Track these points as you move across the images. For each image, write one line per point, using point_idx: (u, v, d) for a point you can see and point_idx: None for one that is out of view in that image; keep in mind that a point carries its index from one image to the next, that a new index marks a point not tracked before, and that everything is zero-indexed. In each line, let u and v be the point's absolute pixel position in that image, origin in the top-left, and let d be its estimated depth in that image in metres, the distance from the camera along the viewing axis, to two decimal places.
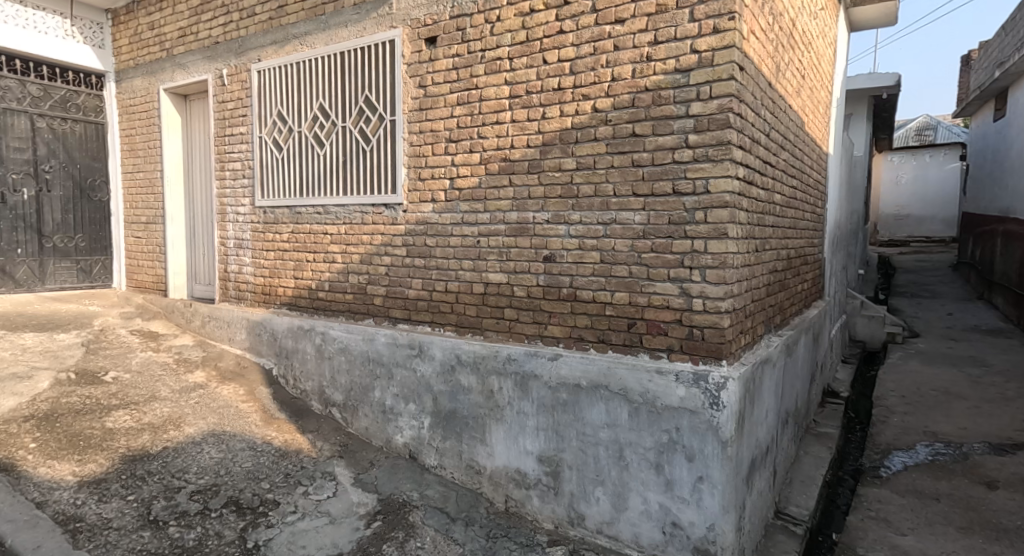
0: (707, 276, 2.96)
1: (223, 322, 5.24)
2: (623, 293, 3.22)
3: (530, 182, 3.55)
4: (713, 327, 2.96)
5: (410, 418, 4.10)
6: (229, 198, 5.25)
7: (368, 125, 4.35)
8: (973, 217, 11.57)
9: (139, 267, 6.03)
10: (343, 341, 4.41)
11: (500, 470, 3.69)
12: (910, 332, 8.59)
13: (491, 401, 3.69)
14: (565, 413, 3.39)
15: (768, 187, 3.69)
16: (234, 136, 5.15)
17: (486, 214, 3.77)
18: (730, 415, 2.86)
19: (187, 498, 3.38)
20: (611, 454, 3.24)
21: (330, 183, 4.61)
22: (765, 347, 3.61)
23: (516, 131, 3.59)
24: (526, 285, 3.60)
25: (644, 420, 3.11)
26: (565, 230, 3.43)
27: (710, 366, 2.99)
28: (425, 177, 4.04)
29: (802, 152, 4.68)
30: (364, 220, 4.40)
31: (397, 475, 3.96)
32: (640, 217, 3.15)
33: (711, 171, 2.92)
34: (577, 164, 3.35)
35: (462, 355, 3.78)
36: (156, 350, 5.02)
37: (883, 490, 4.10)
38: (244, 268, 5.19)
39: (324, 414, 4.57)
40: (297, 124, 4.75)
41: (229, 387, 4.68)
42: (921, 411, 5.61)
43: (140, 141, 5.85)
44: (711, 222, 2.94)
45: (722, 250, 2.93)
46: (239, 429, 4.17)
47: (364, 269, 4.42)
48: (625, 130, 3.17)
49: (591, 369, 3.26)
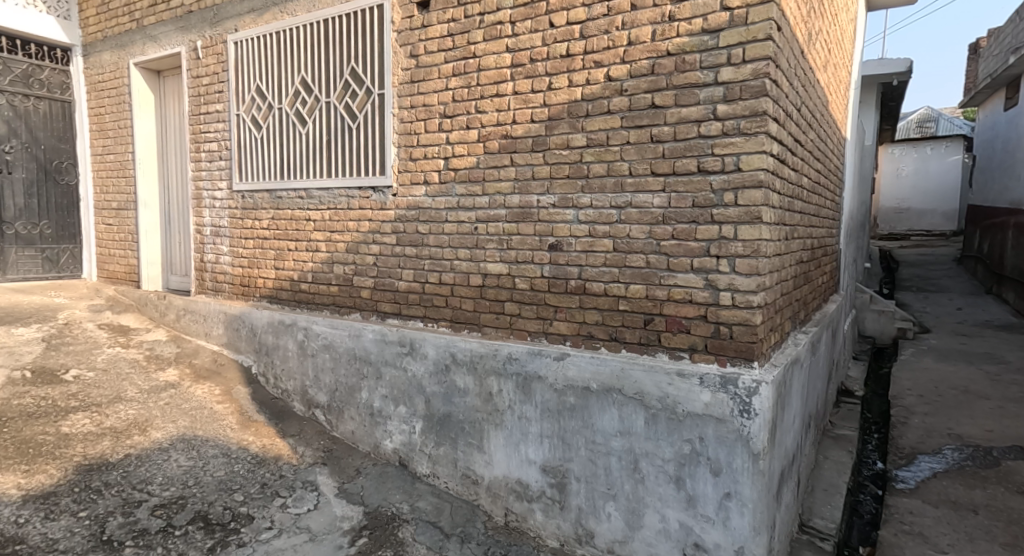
0: (737, 266, 2.62)
1: (199, 316, 4.85)
2: (639, 285, 2.87)
3: (533, 161, 3.19)
4: (743, 324, 2.62)
5: (400, 422, 3.75)
6: (206, 181, 4.83)
7: (354, 100, 3.96)
8: (981, 209, 11.30)
9: (110, 257, 5.62)
10: (328, 338, 4.04)
11: (500, 481, 3.35)
12: (921, 327, 8.30)
13: (489, 404, 3.34)
14: (573, 419, 3.04)
15: (797, 168, 3.33)
16: (211, 114, 4.73)
17: (485, 198, 3.40)
18: (762, 425, 2.53)
19: (148, 514, 3.01)
20: (625, 466, 2.90)
21: (313, 165, 4.22)
22: (793, 345, 3.28)
23: (518, 106, 3.22)
24: (528, 276, 3.24)
25: (662, 428, 2.77)
26: (573, 215, 3.07)
27: (740, 368, 2.64)
28: (416, 157, 3.67)
29: (826, 134, 4.33)
30: (350, 205, 4.01)
31: (386, 484, 3.60)
32: (660, 200, 2.80)
33: (744, 146, 2.57)
34: (587, 140, 2.99)
35: (458, 354, 3.43)
36: (126, 345, 4.63)
37: (914, 500, 3.78)
38: (221, 257, 4.79)
39: (307, 416, 4.20)
40: (277, 100, 4.35)
41: (204, 387, 4.31)
42: (942, 412, 5.29)
43: (110, 121, 5.42)
44: (743, 205, 2.59)
45: (755, 237, 2.57)
46: (212, 433, 3.80)
47: (350, 259, 4.04)
48: (643, 101, 2.81)
49: (603, 370, 2.92)
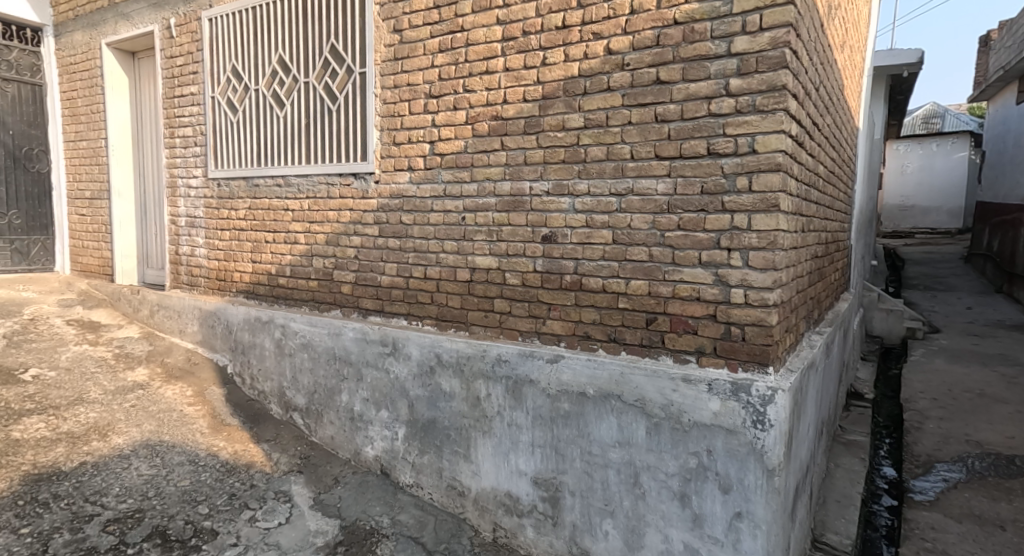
0: (751, 260, 2.34)
1: (173, 312, 4.57)
2: (641, 281, 2.60)
3: (526, 144, 2.91)
4: (757, 324, 2.35)
5: (382, 427, 3.48)
6: (180, 168, 4.55)
7: (334, 80, 3.68)
8: (991, 206, 11.01)
9: (84, 249, 5.33)
10: (306, 336, 3.77)
11: (488, 493, 3.08)
12: (931, 326, 8.02)
13: (477, 410, 3.07)
14: (568, 428, 2.77)
15: (813, 154, 3.05)
16: (185, 97, 4.44)
17: (473, 184, 3.12)
18: (779, 437, 2.26)
19: (99, 530, 2.74)
20: (624, 480, 2.63)
21: (291, 150, 3.94)
22: (808, 347, 3.00)
23: (509, 84, 2.95)
24: (520, 271, 2.97)
25: (666, 439, 2.50)
26: (569, 203, 2.79)
27: (753, 373, 2.37)
28: (400, 141, 3.39)
29: (841, 120, 4.04)
30: (330, 193, 3.74)
31: (366, 495, 3.34)
32: (664, 186, 2.52)
33: (760, 125, 2.29)
34: (585, 121, 2.71)
35: (444, 355, 3.16)
36: (94, 343, 4.35)
37: (935, 514, 3.52)
38: (196, 250, 4.51)
39: (285, 420, 3.93)
40: (254, 81, 4.07)
41: (175, 388, 4.04)
42: (958, 416, 5.02)
43: (82, 105, 5.13)
44: (758, 191, 2.31)
45: (772, 227, 2.29)
46: (179, 438, 3.54)
47: (330, 252, 3.77)
48: (647, 77, 2.53)
49: (600, 375, 2.65)
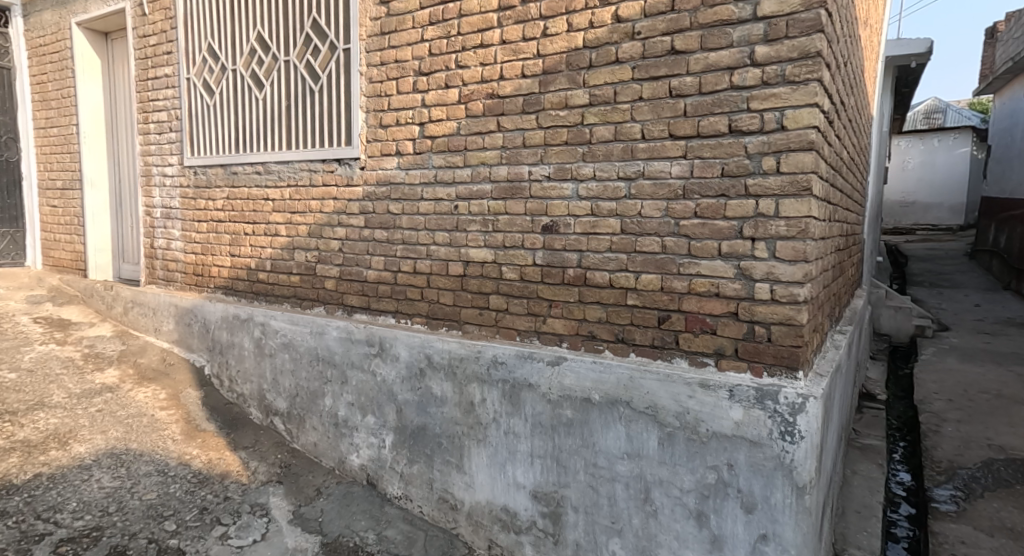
0: (778, 250, 2.08)
1: (148, 309, 4.28)
2: (653, 275, 2.34)
3: (525, 125, 2.64)
4: (785, 323, 2.09)
5: (368, 434, 3.21)
6: (155, 156, 4.26)
7: (316, 58, 3.40)
8: (997, 201, 10.81)
9: (55, 243, 5.04)
10: (287, 335, 3.49)
11: (483, 507, 2.82)
12: (938, 323, 7.79)
13: (470, 417, 2.81)
14: (570, 437, 2.51)
15: (838, 136, 2.79)
16: (159, 79, 4.15)
17: (467, 169, 2.85)
18: (810, 451, 2.01)
19: (49, 551, 2.47)
20: (633, 495, 2.37)
21: (271, 135, 3.66)
22: (832, 348, 2.75)
23: (506, 58, 2.68)
24: (518, 264, 2.71)
25: (681, 451, 2.24)
26: (572, 188, 2.53)
27: (780, 378, 2.11)
28: (387, 124, 3.12)
29: (861, 103, 3.77)
30: (313, 180, 3.46)
31: (350, 508, 3.08)
32: (679, 168, 2.26)
33: (790, 98, 2.02)
34: (590, 97, 2.45)
35: (434, 356, 2.90)
36: (62, 342, 4.06)
37: (964, 527, 3.28)
38: (172, 243, 4.22)
39: (265, 425, 3.66)
40: (231, 61, 3.78)
41: (147, 390, 3.76)
42: (977, 419, 4.77)
43: (52, 89, 4.82)
44: (787, 172, 2.04)
45: (803, 213, 2.03)
46: (148, 446, 3.26)
47: (313, 244, 3.50)
48: (660, 46, 2.27)
49: (607, 379, 2.39)
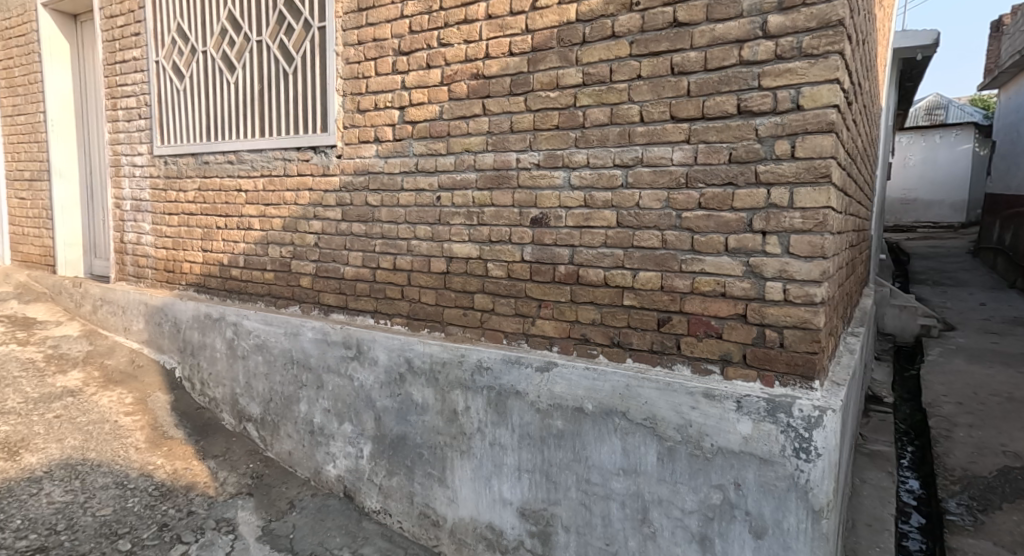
0: (792, 246, 1.85)
1: (117, 308, 4.04)
2: (652, 272, 2.11)
3: (512, 107, 2.41)
4: (800, 327, 1.86)
5: (345, 442, 2.98)
6: (124, 145, 4.01)
7: (289, 37, 3.17)
8: (1002, 197, 10.61)
9: (24, 237, 4.79)
10: (260, 336, 3.26)
11: (467, 524, 2.60)
12: (947, 323, 7.55)
13: (454, 426, 2.59)
14: (561, 450, 2.29)
15: (855, 122, 2.55)
16: (127, 63, 3.90)
17: (450, 157, 2.62)
18: (828, 470, 1.78)
19: None
20: (630, 515, 2.15)
21: (244, 121, 3.43)
22: (846, 352, 2.54)
23: (492, 34, 2.44)
24: (504, 261, 2.48)
25: (682, 469, 2.02)
26: (563, 177, 2.30)
27: (794, 388, 1.89)
28: (366, 108, 2.89)
29: (874, 90, 3.53)
30: (287, 170, 3.22)
31: (325, 524, 2.85)
32: (682, 154, 2.03)
33: (807, 74, 1.80)
34: (583, 76, 2.22)
35: (415, 360, 2.68)
36: (23, 343, 3.82)
37: (983, 542, 3.07)
38: (143, 237, 3.98)
39: (237, 431, 3.43)
40: (201, 42, 3.55)
41: (112, 394, 3.52)
42: (990, 423, 4.55)
43: (19, 74, 4.57)
44: (803, 157, 1.81)
45: (821, 203, 1.80)
46: (107, 455, 3.05)
47: (287, 238, 3.26)
48: (661, 18, 2.04)
49: (601, 387, 2.17)
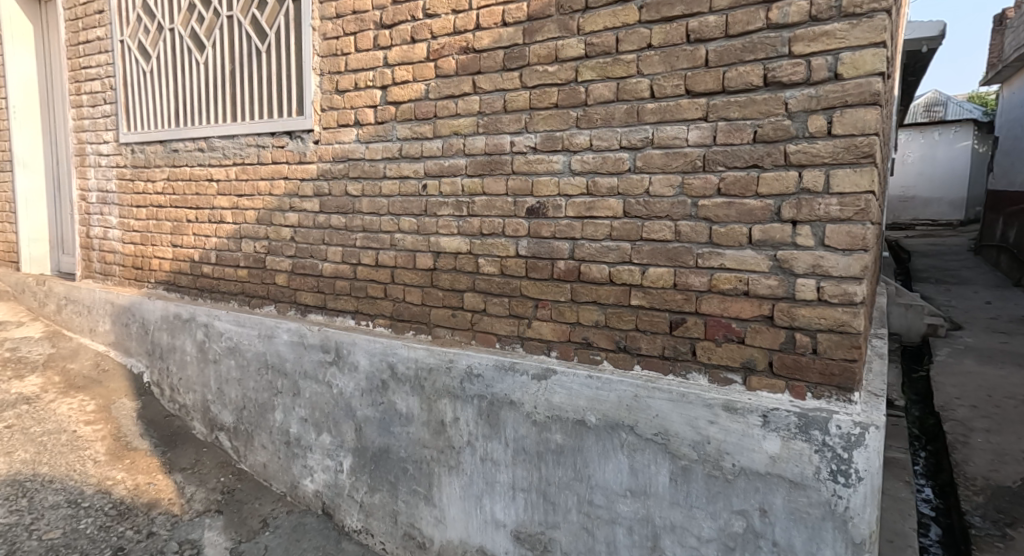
0: (828, 237, 1.61)
1: (82, 307, 3.77)
2: (663, 268, 1.86)
3: (505, 84, 2.16)
4: (836, 330, 1.62)
5: (323, 455, 2.72)
6: (88, 132, 3.74)
7: (262, 12, 2.91)
8: (1005, 195, 10.44)
9: None
10: (232, 338, 3.00)
11: (456, 547, 2.35)
12: (954, 323, 7.34)
13: (441, 439, 2.33)
14: (560, 468, 2.04)
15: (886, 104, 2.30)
16: (91, 43, 3.63)
17: (437, 141, 2.37)
18: (870, 496, 1.54)
19: None
20: (638, 543, 1.90)
21: (215, 105, 3.16)
22: (875, 357, 2.29)
23: (482, 2, 2.19)
24: (497, 256, 2.23)
25: (699, 492, 1.78)
26: (563, 162, 2.04)
27: (829, 401, 1.64)
28: (345, 89, 2.63)
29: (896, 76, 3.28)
30: (260, 157, 2.96)
31: (299, 545, 2.59)
32: (698, 133, 1.78)
33: (847, 37, 1.55)
34: (585, 48, 1.96)
35: (398, 366, 2.42)
36: None
37: None
38: (109, 231, 3.70)
39: (209, 441, 3.16)
40: (169, 20, 3.28)
41: (73, 401, 3.25)
42: (1009, 428, 4.32)
43: None
44: (843, 134, 1.57)
45: (863, 187, 1.55)
46: (61, 470, 2.79)
47: (262, 232, 2.99)
48: None
49: (606, 397, 1.92)
